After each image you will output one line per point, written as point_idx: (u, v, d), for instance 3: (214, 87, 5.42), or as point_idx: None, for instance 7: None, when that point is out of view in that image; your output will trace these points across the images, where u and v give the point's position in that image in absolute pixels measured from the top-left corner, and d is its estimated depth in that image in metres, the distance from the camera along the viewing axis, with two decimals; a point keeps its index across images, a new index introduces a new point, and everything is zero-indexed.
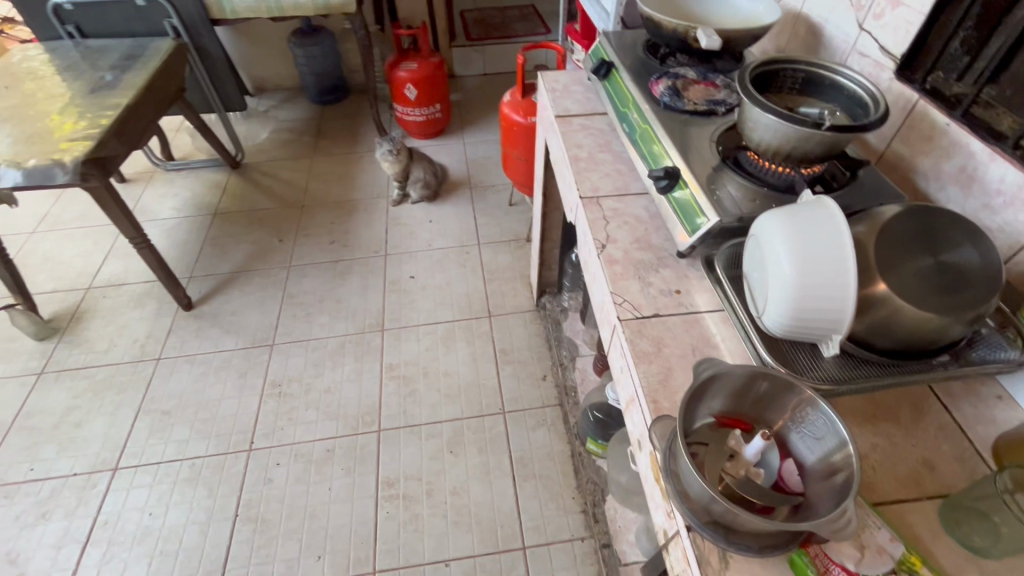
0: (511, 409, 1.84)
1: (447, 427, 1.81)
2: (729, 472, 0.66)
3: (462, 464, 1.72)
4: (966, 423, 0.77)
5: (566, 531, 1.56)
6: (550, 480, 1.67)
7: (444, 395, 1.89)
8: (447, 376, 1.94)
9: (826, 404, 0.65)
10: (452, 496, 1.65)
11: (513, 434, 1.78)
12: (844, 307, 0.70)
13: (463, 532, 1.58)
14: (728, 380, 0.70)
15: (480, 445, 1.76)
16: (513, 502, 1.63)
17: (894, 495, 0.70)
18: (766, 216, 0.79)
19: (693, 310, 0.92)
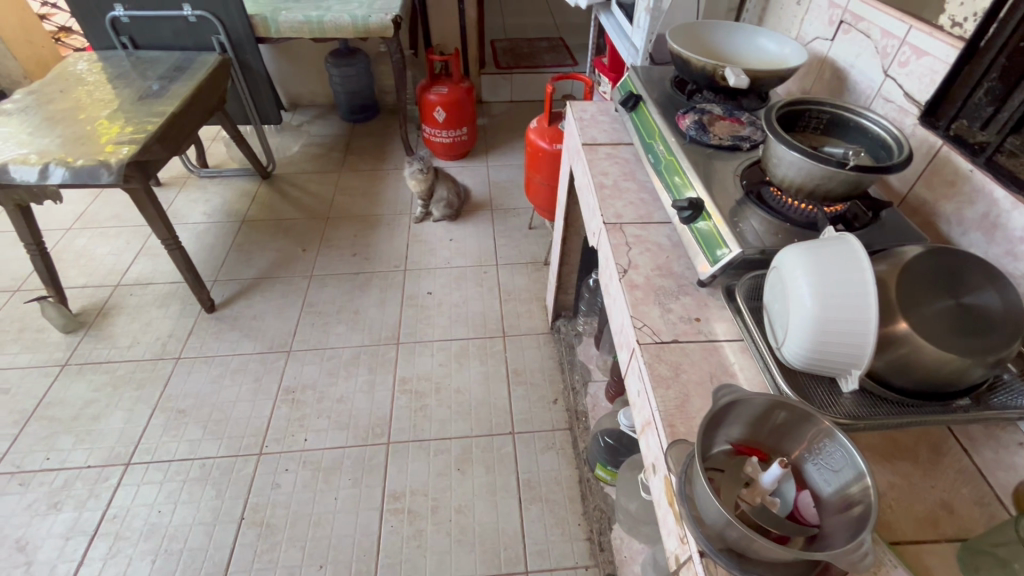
0: (520, 431, 1.84)
1: (456, 443, 1.81)
2: (745, 499, 0.67)
3: (469, 483, 1.71)
4: (986, 468, 0.76)
5: (571, 559, 1.54)
6: (556, 504, 1.66)
7: (454, 412, 1.90)
8: (459, 393, 1.95)
9: (844, 436, 0.65)
10: (457, 514, 1.64)
11: (521, 455, 1.77)
12: (864, 340, 0.70)
13: (466, 552, 1.56)
14: (746, 408, 0.70)
15: (488, 465, 1.76)
16: (518, 524, 1.61)
17: (912, 535, 0.70)
18: (791, 250, 0.81)
19: (712, 338, 0.93)
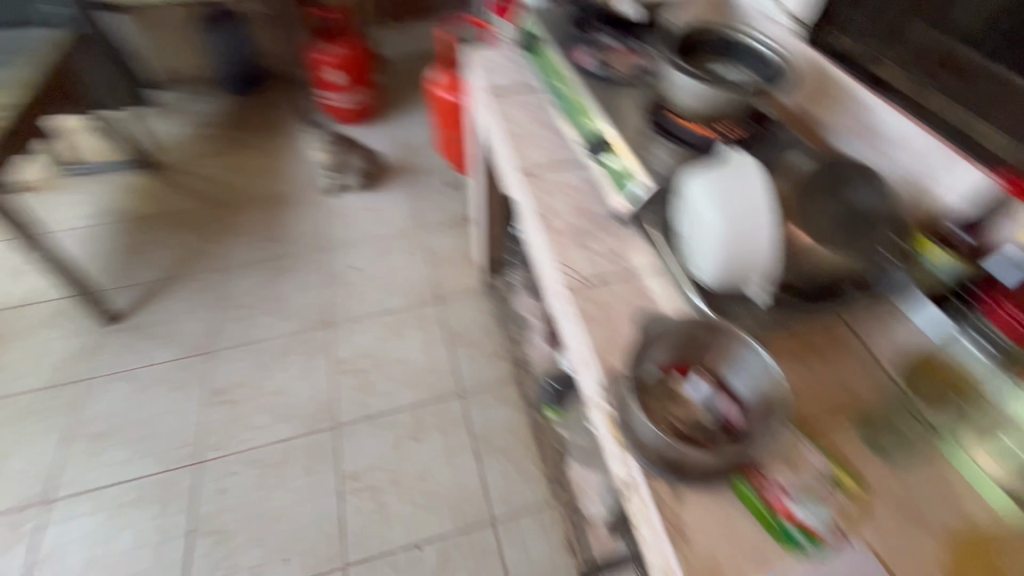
0: (469, 389, 1.86)
1: (407, 413, 1.80)
2: (677, 417, 0.73)
3: (426, 449, 1.72)
4: (876, 348, 0.85)
5: (532, 499, 1.62)
6: (513, 452, 1.71)
7: (401, 384, 1.87)
8: (402, 365, 1.92)
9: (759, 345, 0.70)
10: (418, 481, 1.66)
11: (473, 413, 1.80)
12: (761, 252, 0.78)
13: (433, 514, 1.60)
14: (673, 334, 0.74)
15: (442, 428, 1.77)
16: (480, 478, 1.66)
17: (819, 419, 0.78)
18: (692, 172, 0.85)
19: (632, 270, 0.96)
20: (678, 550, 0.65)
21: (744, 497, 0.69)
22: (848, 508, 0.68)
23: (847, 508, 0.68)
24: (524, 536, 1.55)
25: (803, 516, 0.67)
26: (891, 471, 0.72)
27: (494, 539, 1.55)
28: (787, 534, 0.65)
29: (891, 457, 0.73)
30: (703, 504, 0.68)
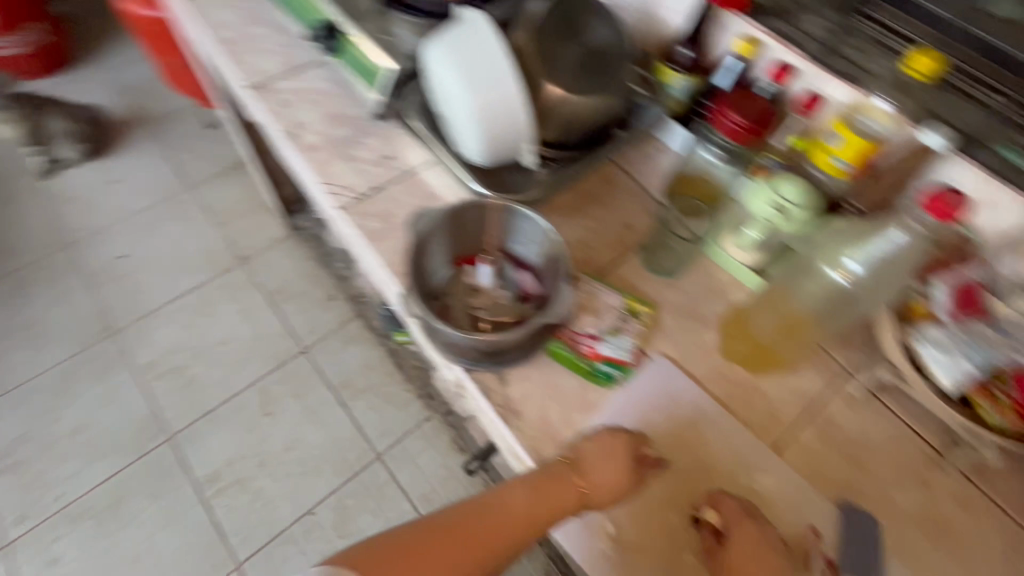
0: (311, 343, 1.70)
1: (248, 394, 1.61)
2: (477, 306, 0.71)
3: (282, 421, 1.58)
4: (644, 182, 0.92)
5: (410, 422, 1.61)
6: (378, 386, 1.65)
7: (229, 366, 1.64)
8: (223, 344, 1.67)
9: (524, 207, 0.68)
10: (287, 453, 1.54)
11: (323, 364, 1.67)
12: (516, 117, 0.76)
13: (315, 476, 1.52)
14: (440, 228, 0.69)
15: (293, 393, 1.62)
16: (351, 422, 1.59)
17: (609, 262, 0.83)
18: (431, 46, 0.78)
19: (409, 169, 0.89)
20: (511, 427, 0.68)
21: (559, 357, 0.72)
22: (643, 331, 0.76)
23: (643, 331, 0.76)
24: (412, 457, 1.56)
25: (608, 352, 0.73)
26: (673, 285, 0.81)
27: (385, 472, 1.54)
28: (599, 372, 0.71)
29: (670, 272, 0.82)
30: (525, 376, 0.71)
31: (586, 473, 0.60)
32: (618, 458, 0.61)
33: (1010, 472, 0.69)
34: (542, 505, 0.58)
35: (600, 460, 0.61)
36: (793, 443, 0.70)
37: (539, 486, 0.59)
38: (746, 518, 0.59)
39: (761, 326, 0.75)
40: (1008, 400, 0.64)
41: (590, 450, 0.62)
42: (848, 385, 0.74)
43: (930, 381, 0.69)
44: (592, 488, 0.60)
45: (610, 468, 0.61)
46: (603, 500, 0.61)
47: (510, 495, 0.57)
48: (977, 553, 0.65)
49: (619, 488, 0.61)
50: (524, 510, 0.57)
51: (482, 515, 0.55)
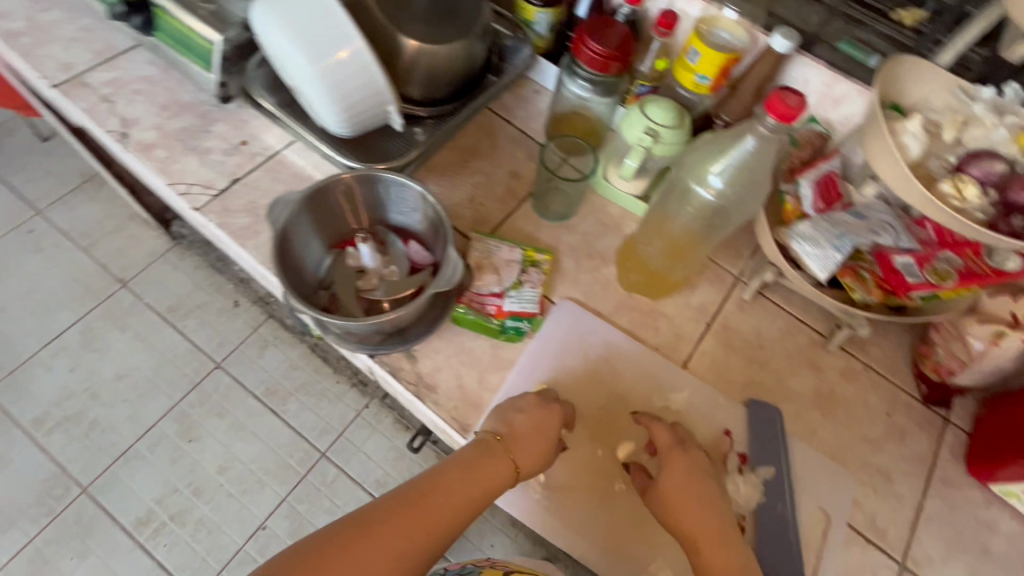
0: (226, 355, 1.23)
1: (162, 423, 1.16)
2: (365, 289, 0.66)
3: (211, 442, 1.16)
4: (525, 127, 0.90)
5: (348, 413, 1.22)
6: (310, 385, 1.23)
7: (132, 402, 1.17)
8: (119, 378, 1.18)
9: (396, 174, 0.63)
10: (221, 478, 1.13)
11: (242, 372, 1.22)
12: (379, 88, 0.72)
13: (260, 491, 1.13)
14: (304, 213, 0.61)
15: (214, 411, 1.18)
16: (286, 425, 1.19)
17: (503, 215, 0.81)
18: (266, 21, 0.70)
19: (271, 153, 0.81)
20: (428, 402, 0.66)
21: (460, 320, 0.71)
22: (546, 278, 0.76)
23: (545, 278, 0.76)
24: (355, 449, 1.19)
25: (512, 307, 0.72)
26: (567, 227, 0.81)
27: (333, 469, 1.17)
28: (506, 329, 0.71)
29: (563, 215, 0.82)
30: (433, 347, 0.70)
31: (517, 446, 0.59)
32: (546, 424, 0.61)
33: (878, 339, 0.78)
34: (477, 483, 0.55)
35: (530, 431, 0.59)
36: (697, 355, 0.74)
37: (472, 465, 0.56)
38: (676, 451, 0.60)
39: (649, 252, 0.76)
40: (871, 277, 0.71)
41: (519, 423, 0.60)
42: (738, 290, 0.79)
43: (806, 274, 0.73)
44: (524, 460, 0.59)
45: (540, 436, 0.60)
46: (536, 468, 0.60)
47: (445, 477, 0.54)
48: (860, 415, 0.73)
49: (548, 453, 0.60)
50: (460, 490, 0.54)
51: (419, 501, 0.52)
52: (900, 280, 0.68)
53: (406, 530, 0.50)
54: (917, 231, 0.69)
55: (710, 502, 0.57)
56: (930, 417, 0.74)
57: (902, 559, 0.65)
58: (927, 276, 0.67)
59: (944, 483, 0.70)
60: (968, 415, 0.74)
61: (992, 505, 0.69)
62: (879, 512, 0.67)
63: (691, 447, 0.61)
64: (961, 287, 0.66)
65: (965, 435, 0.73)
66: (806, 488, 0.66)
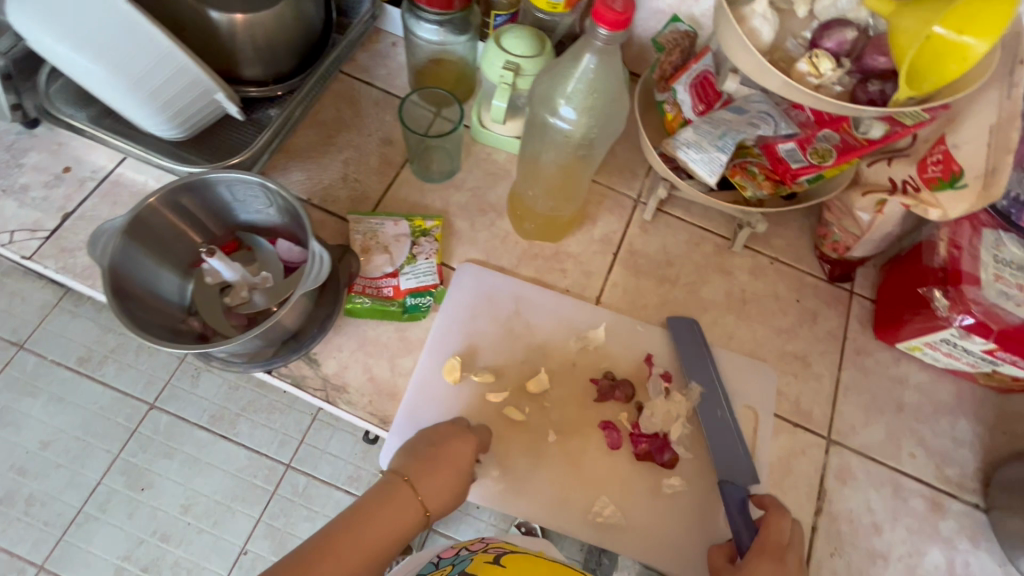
0: (161, 393, 1.07)
1: (108, 479, 1.02)
2: (237, 304, 0.60)
3: (166, 484, 1.03)
4: (388, 85, 0.82)
5: (300, 418, 1.10)
6: (258, 399, 1.10)
7: (68, 465, 1.02)
8: (45, 447, 1.02)
9: (231, 171, 0.56)
10: (187, 518, 1.01)
11: (181, 406, 1.07)
12: (194, 79, 0.62)
13: (232, 515, 1.03)
14: (136, 241, 0.55)
15: (161, 452, 1.04)
16: (242, 446, 1.07)
17: (383, 187, 0.75)
18: (31, 21, 0.58)
19: (103, 174, 0.71)
20: (341, 404, 0.63)
21: (354, 311, 0.66)
22: (440, 245, 0.71)
23: (439, 245, 0.71)
24: (316, 451, 1.09)
25: (409, 284, 0.68)
26: (455, 184, 0.76)
27: (302, 477, 1.07)
28: (407, 308, 0.67)
29: (448, 173, 0.77)
30: (335, 346, 0.65)
31: (426, 483, 0.55)
32: (457, 454, 0.57)
33: (779, 230, 0.78)
34: (379, 532, 0.51)
35: (436, 467, 0.55)
36: (609, 288, 0.73)
37: (376, 509, 0.53)
38: (784, 553, 0.53)
39: (535, 198, 0.72)
40: (760, 171, 0.70)
41: (426, 458, 0.56)
42: (638, 212, 0.77)
43: (697, 182, 0.71)
44: (433, 500, 0.55)
45: (449, 469, 0.56)
46: (447, 506, 0.56)
47: (345, 530, 0.51)
48: (773, 308, 0.74)
49: (460, 489, 0.56)
50: (359, 547, 0.50)
51: (309, 567, 0.48)
52: (786, 168, 0.68)
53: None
54: (795, 114, 0.67)
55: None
56: (837, 294, 0.75)
57: (828, 434, 0.68)
58: (809, 158, 0.66)
59: (857, 352, 0.72)
60: (871, 283, 0.76)
61: (901, 361, 0.72)
62: (802, 395, 0.69)
63: (638, 373, 0.67)
64: (841, 163, 0.65)
65: (871, 303, 0.75)
66: (730, 391, 0.68)
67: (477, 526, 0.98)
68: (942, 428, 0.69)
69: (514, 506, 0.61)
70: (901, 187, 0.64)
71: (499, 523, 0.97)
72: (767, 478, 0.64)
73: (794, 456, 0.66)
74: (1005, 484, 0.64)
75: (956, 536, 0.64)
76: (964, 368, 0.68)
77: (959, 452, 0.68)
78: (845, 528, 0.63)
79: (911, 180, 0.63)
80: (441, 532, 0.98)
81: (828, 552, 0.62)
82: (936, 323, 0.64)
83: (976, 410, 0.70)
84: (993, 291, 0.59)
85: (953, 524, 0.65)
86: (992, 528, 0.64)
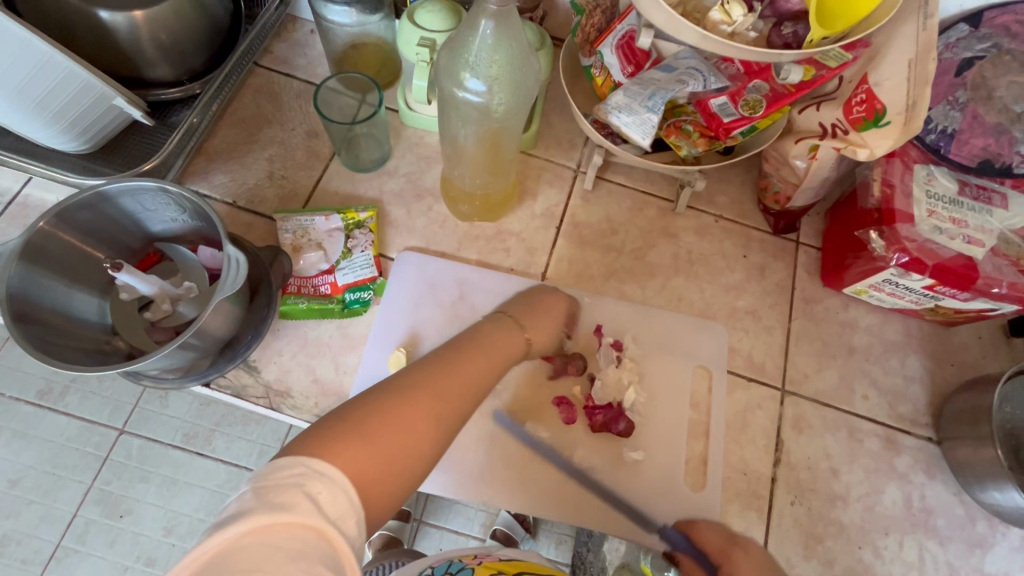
0: (127, 417, 1.04)
1: (83, 510, 0.99)
2: (161, 319, 0.58)
3: (145, 508, 1.00)
4: (310, 75, 0.79)
5: (271, 425, 1.07)
6: (227, 410, 1.07)
7: (40, 501, 0.98)
8: (12, 486, 0.98)
9: (132, 179, 0.53)
10: (169, 540, 0.98)
11: (147, 428, 1.03)
12: (85, 81, 0.58)
13: None
14: (36, 266, 0.52)
15: (136, 477, 1.01)
16: (218, 461, 1.03)
17: (311, 181, 0.72)
18: None
19: (9, 196, 0.67)
20: (285, 409, 0.61)
21: (290, 313, 0.64)
22: (376, 235, 0.69)
23: (375, 235, 0.69)
24: None
25: (347, 279, 0.66)
26: (388, 171, 0.74)
27: None
28: (347, 304, 0.65)
29: (380, 161, 0.74)
30: (275, 351, 0.63)
31: (526, 321, 0.56)
32: (554, 303, 0.61)
33: (721, 187, 0.78)
34: (498, 352, 0.50)
35: (536, 309, 0.58)
36: (555, 261, 0.71)
37: (487, 332, 0.51)
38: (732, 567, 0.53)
39: (463, 178, 0.69)
40: (695, 129, 0.68)
41: (523, 305, 0.58)
42: (579, 182, 0.76)
43: (631, 146, 0.70)
44: (537, 337, 0.56)
45: (546, 314, 0.59)
46: (541, 348, 0.58)
47: (465, 344, 0.49)
48: (721, 266, 0.73)
49: (555, 333, 0.59)
50: (485, 359, 0.47)
51: (446, 369, 0.44)
52: (718, 123, 0.65)
53: (447, 390, 0.42)
54: (725, 68, 0.65)
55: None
56: (783, 246, 0.75)
57: (782, 385, 0.68)
58: (741, 111, 0.64)
59: (806, 302, 0.73)
60: (816, 232, 0.76)
61: (849, 306, 0.72)
62: (755, 349, 0.69)
63: (588, 344, 0.66)
64: (772, 114, 0.64)
65: (817, 251, 0.75)
66: (680, 353, 0.67)
67: (466, 514, 0.95)
68: (892, 367, 0.70)
69: (475, 491, 0.60)
70: (831, 132, 0.63)
71: (488, 507, 0.95)
72: (723, 437, 0.65)
73: (749, 411, 0.66)
74: (954, 414, 0.65)
75: (912, 470, 0.65)
76: (909, 306, 0.68)
77: (911, 389, 0.69)
78: (804, 475, 0.64)
79: (839, 123, 0.62)
80: (431, 523, 0.95)
81: (789, 501, 0.63)
82: (875, 265, 0.64)
83: (924, 345, 0.71)
84: (927, 227, 0.59)
85: (908, 460, 0.66)
86: (945, 459, 0.65)
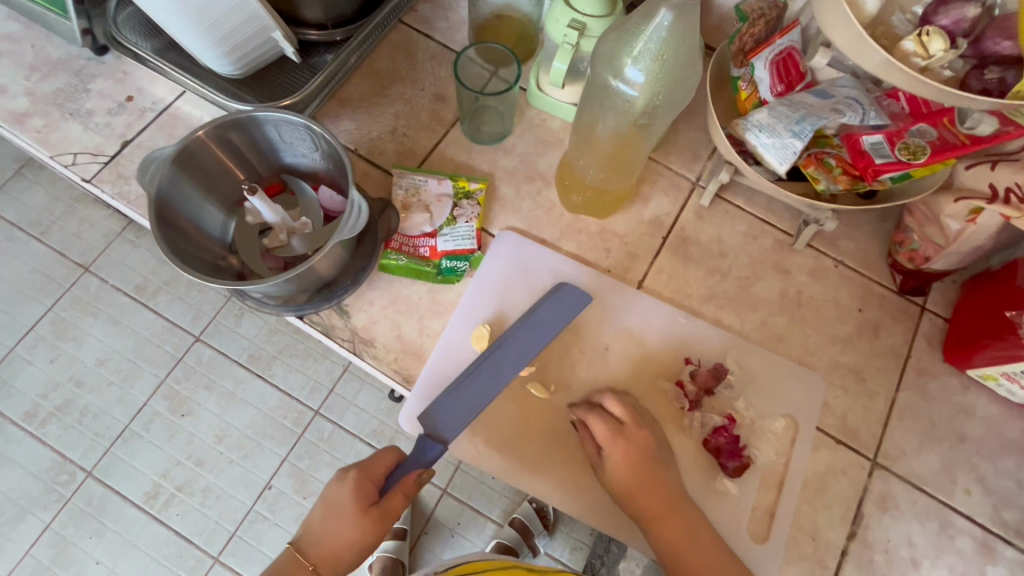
0: (206, 328, 1.11)
1: (154, 399, 1.07)
2: (274, 247, 0.60)
3: (204, 414, 1.07)
4: (447, 40, 0.79)
5: (329, 367, 1.11)
6: (293, 344, 1.12)
7: (118, 384, 1.07)
8: (101, 363, 1.08)
9: (280, 111, 0.55)
10: (219, 448, 1.05)
11: (222, 343, 1.11)
12: (253, 14, 0.61)
13: (259, 451, 1.06)
14: (183, 175, 0.56)
15: (201, 383, 1.08)
16: (273, 387, 1.09)
17: (430, 144, 0.73)
18: None
19: (161, 104, 0.72)
20: (366, 358, 0.62)
21: (388, 267, 0.65)
22: (481, 210, 0.69)
23: (481, 209, 0.69)
24: (345, 402, 1.09)
25: (446, 246, 0.67)
26: (504, 148, 0.73)
27: (327, 425, 1.08)
28: (442, 270, 0.66)
29: (498, 136, 0.74)
30: (367, 301, 0.64)
31: (313, 546, 0.53)
32: (340, 499, 0.53)
33: (849, 231, 0.72)
34: None
35: (318, 530, 0.53)
36: (653, 273, 0.69)
37: None
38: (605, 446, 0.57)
39: (586, 168, 0.68)
40: (838, 164, 0.61)
41: (314, 517, 0.54)
42: (694, 196, 0.72)
43: (765, 169, 0.65)
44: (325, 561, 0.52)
45: (337, 519, 0.52)
46: (347, 556, 0.53)
47: None
48: (832, 316, 0.68)
49: (364, 530, 0.52)
50: None
51: None
52: (867, 162, 0.59)
53: None
54: (888, 104, 0.60)
55: (663, 494, 0.55)
56: (906, 308, 0.69)
57: (874, 456, 0.62)
58: (897, 154, 0.57)
59: (919, 373, 0.66)
60: (947, 301, 0.69)
61: (969, 390, 0.65)
62: (851, 412, 0.64)
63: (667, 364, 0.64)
64: (933, 164, 0.57)
65: (944, 322, 0.68)
66: (772, 398, 0.63)
67: (490, 497, 1.04)
68: (1006, 468, 0.62)
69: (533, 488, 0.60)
70: (1003, 197, 0.56)
71: (513, 496, 1.02)
72: (798, 495, 0.60)
73: (833, 475, 0.62)
74: None
75: None
76: None
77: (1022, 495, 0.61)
78: (879, 558, 0.59)
79: (1016, 188, 0.55)
80: (453, 493, 1.04)
81: None
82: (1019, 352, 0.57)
83: None
84: None
85: (1002, 571, 0.59)
86: None
